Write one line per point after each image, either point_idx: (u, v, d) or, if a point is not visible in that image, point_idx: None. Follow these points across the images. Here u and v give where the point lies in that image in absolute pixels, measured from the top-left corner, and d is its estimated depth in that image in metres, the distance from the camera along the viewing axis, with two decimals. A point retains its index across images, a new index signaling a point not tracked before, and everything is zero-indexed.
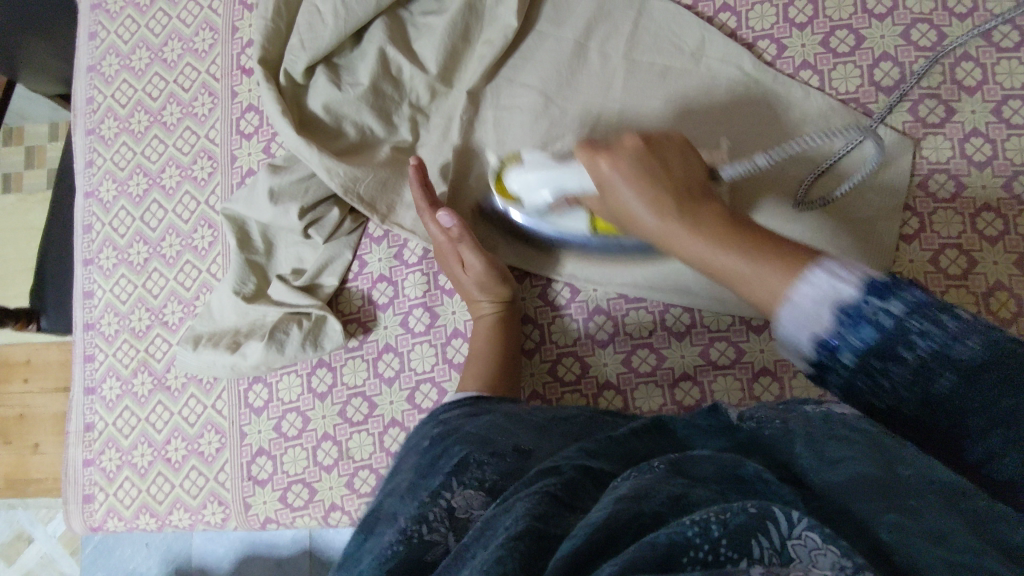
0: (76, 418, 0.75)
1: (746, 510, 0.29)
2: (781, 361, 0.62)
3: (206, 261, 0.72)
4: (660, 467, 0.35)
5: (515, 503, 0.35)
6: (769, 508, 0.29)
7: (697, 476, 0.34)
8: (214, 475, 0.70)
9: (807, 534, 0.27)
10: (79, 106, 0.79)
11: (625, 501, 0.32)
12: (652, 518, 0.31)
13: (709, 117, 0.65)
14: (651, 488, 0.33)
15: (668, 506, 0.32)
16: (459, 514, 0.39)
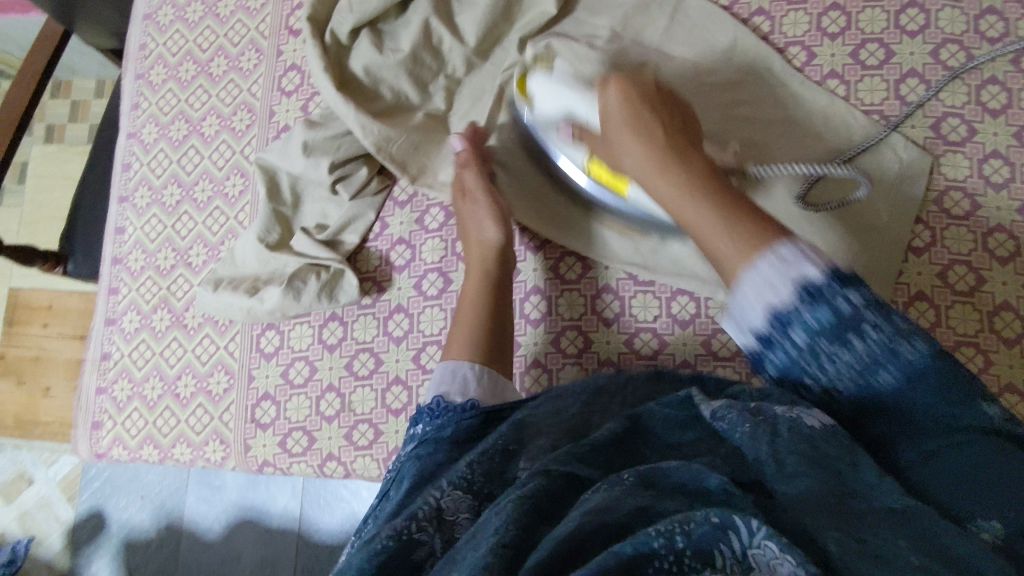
0: (95, 347, 0.77)
1: (709, 520, 0.31)
2: None
3: (234, 209, 0.75)
4: (629, 478, 0.37)
5: (500, 505, 0.38)
6: (730, 518, 0.31)
7: (665, 490, 0.36)
8: (219, 414, 0.72)
9: (764, 544, 0.30)
10: (132, 51, 0.83)
11: (591, 514, 0.34)
12: (617, 526, 0.33)
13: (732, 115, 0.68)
14: (619, 501, 0.35)
15: (634, 516, 0.34)
16: (447, 516, 0.41)
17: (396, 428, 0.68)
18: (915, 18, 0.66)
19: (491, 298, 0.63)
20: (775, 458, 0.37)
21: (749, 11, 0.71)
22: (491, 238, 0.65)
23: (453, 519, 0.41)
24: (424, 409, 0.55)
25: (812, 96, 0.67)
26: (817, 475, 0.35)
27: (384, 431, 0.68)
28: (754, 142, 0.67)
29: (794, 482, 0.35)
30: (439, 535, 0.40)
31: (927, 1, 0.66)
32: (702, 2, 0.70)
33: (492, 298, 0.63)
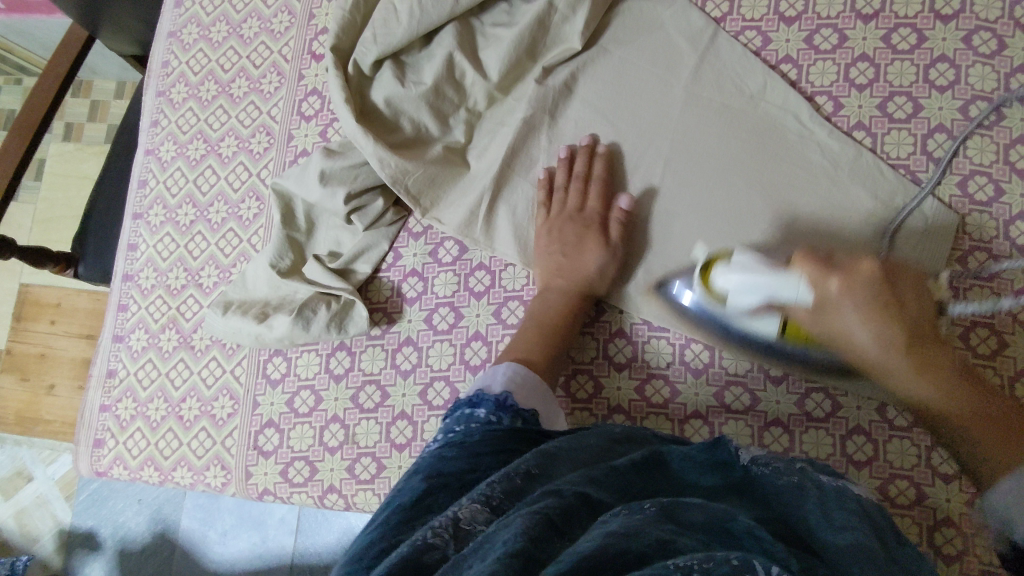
0: (101, 363, 0.77)
1: (730, 561, 0.32)
2: (795, 415, 0.63)
3: (248, 232, 0.75)
4: (651, 509, 0.38)
5: (516, 519, 0.36)
6: (751, 563, 0.32)
7: (686, 525, 0.37)
8: (221, 439, 0.71)
9: None
10: (154, 68, 0.83)
11: (613, 536, 0.34)
12: (636, 555, 0.33)
13: (760, 159, 0.66)
14: (640, 530, 0.35)
15: (654, 547, 0.34)
16: (463, 524, 0.38)
17: (399, 464, 0.67)
18: (945, 73, 0.65)
19: (556, 319, 0.65)
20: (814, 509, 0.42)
21: (776, 57, 0.70)
22: (586, 267, 0.66)
23: (469, 529, 0.38)
24: (487, 397, 0.54)
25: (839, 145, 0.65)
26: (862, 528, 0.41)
27: (387, 466, 0.67)
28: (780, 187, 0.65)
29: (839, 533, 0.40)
30: (454, 541, 0.37)
31: (958, 56, 0.65)
32: (731, 44, 0.69)
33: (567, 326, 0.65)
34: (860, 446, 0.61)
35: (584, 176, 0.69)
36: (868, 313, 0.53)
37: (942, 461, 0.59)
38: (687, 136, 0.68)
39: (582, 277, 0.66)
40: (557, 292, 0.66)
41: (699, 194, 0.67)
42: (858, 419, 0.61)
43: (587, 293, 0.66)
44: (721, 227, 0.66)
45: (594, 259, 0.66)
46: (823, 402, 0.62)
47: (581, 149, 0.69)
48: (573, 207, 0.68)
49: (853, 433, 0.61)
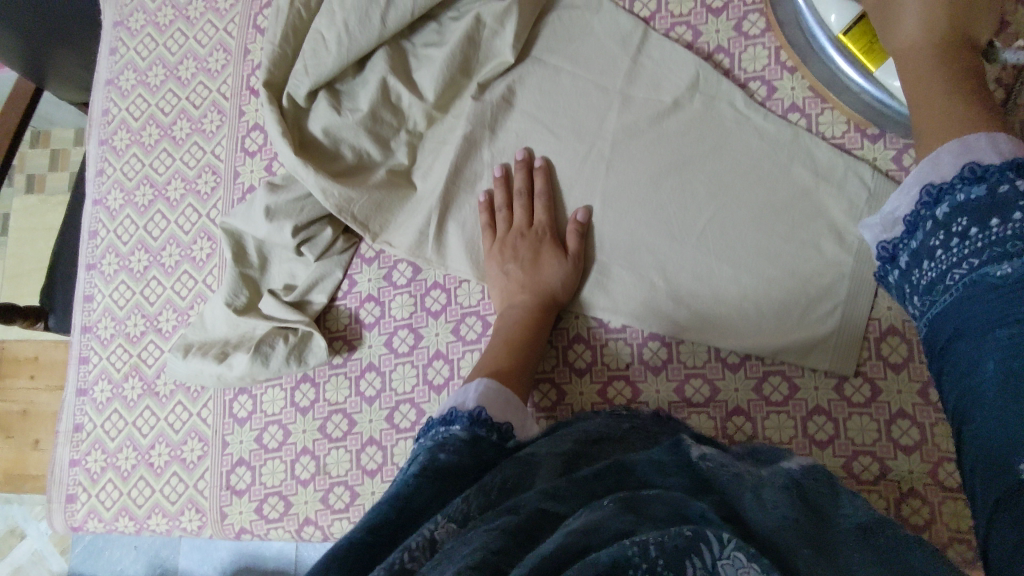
0: (67, 418, 0.76)
1: (682, 534, 0.31)
2: (755, 401, 0.63)
3: (202, 272, 0.75)
4: (610, 503, 0.36)
5: (474, 538, 0.36)
6: (704, 531, 0.31)
7: (647, 514, 0.35)
8: (193, 482, 0.71)
9: (734, 555, 0.30)
10: (96, 117, 0.83)
11: (574, 534, 0.33)
12: (596, 553, 0.32)
13: (698, 151, 0.67)
14: (602, 524, 0.34)
15: (615, 540, 0.33)
16: (440, 538, 0.38)
17: (372, 490, 0.67)
18: None
19: (522, 330, 0.64)
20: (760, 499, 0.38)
21: (707, 51, 0.71)
22: (547, 280, 0.66)
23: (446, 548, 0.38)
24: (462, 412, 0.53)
25: (775, 132, 0.66)
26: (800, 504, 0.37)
27: (361, 493, 0.67)
28: (720, 177, 0.66)
29: (770, 515, 0.37)
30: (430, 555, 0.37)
31: None
32: (662, 40, 0.70)
33: (535, 339, 0.64)
34: (821, 426, 0.62)
35: (526, 192, 0.69)
36: (931, 4, 0.51)
37: (901, 433, 0.60)
38: (625, 137, 0.69)
39: (544, 290, 0.66)
40: (522, 305, 0.65)
41: (643, 191, 0.68)
42: (818, 400, 0.62)
43: (552, 303, 0.66)
44: (667, 222, 0.67)
45: (552, 272, 0.66)
46: (781, 385, 0.63)
47: (520, 166, 0.70)
48: (519, 224, 0.69)
49: (814, 413, 0.62)
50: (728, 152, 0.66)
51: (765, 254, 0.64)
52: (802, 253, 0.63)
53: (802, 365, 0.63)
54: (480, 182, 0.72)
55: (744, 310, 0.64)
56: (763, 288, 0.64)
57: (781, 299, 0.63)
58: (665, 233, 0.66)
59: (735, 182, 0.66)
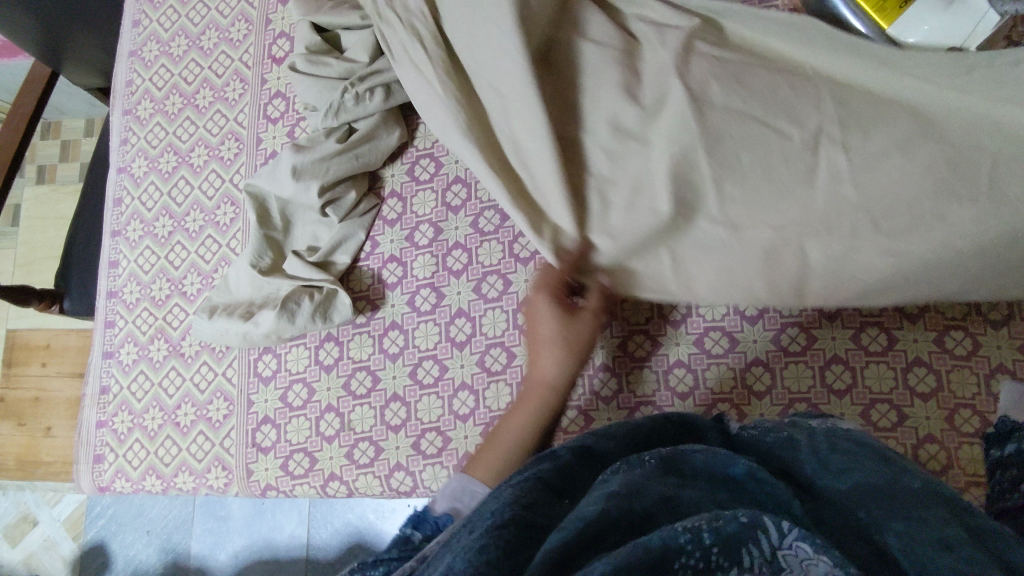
0: (94, 381, 0.78)
1: (739, 519, 0.31)
2: (773, 351, 0.64)
3: (226, 236, 0.76)
4: (651, 461, 0.39)
5: (507, 490, 0.38)
6: (761, 518, 0.31)
7: (689, 474, 0.38)
8: (220, 441, 0.72)
9: (797, 544, 0.30)
10: (119, 88, 0.84)
11: (617, 498, 0.34)
12: (642, 517, 0.34)
13: (814, 94, 0.58)
14: (641, 487, 0.36)
15: (658, 504, 0.35)
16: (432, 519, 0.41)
17: (396, 445, 0.68)
18: None
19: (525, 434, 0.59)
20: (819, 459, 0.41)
21: None
22: (546, 375, 0.61)
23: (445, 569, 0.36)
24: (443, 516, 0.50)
25: (909, 66, 0.56)
26: (872, 472, 0.39)
27: (385, 448, 0.68)
28: (847, 117, 0.56)
29: (842, 478, 0.39)
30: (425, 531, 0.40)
31: None
32: None
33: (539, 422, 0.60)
34: (838, 375, 0.63)
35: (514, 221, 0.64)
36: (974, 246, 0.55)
37: (917, 380, 0.61)
38: (725, 86, 0.59)
39: (541, 396, 0.61)
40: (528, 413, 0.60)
41: (753, 137, 0.58)
42: (834, 349, 0.63)
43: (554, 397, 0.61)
44: (783, 174, 0.57)
45: (550, 367, 0.61)
46: (799, 337, 0.64)
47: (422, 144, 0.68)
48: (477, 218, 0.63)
49: (831, 363, 0.63)
50: (847, 93, 0.57)
51: (893, 196, 0.54)
52: (945, 185, 0.53)
53: (819, 316, 0.64)
54: (536, 121, 0.62)
55: (862, 274, 0.56)
56: (891, 236, 0.55)
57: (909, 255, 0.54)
58: (784, 178, 0.57)
59: (869, 125, 0.56)
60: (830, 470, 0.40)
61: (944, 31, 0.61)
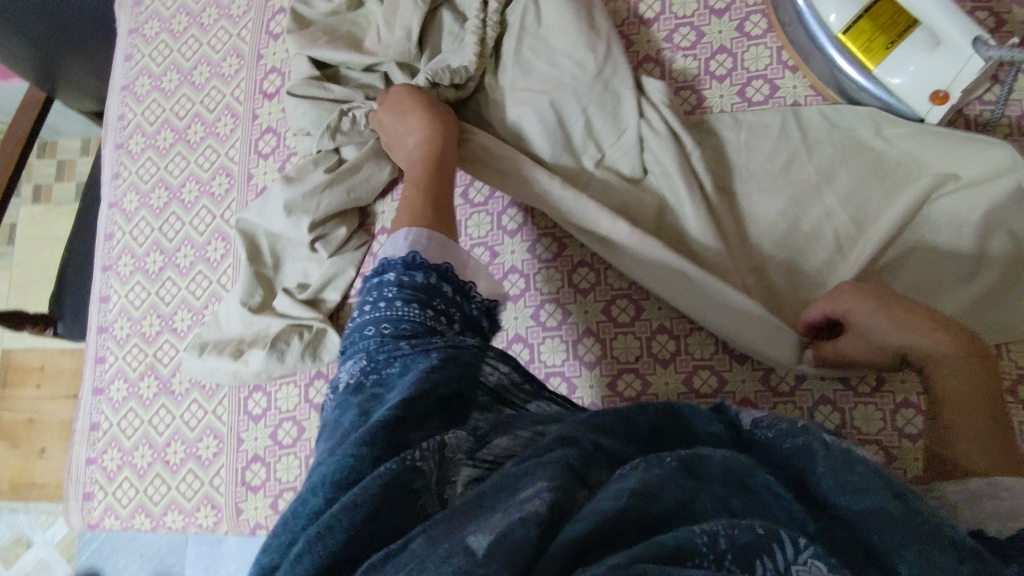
0: (84, 417, 0.77)
1: (753, 529, 0.31)
2: (762, 392, 0.64)
3: (217, 272, 0.76)
4: (670, 462, 0.36)
5: (537, 470, 0.34)
6: (776, 530, 0.31)
7: (709, 477, 0.36)
8: (209, 479, 0.72)
9: (811, 562, 0.30)
10: (112, 122, 0.85)
11: (635, 497, 0.33)
12: (658, 520, 0.33)
13: (814, 175, 0.65)
14: (660, 487, 0.34)
15: (674, 511, 0.34)
16: (449, 443, 0.37)
17: None
18: None
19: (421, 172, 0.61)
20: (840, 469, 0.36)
21: (711, 50, 0.72)
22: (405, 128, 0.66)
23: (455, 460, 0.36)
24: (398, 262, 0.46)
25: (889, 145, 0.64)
26: (884, 488, 0.35)
27: None
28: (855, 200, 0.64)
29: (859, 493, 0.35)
30: (440, 469, 0.35)
31: None
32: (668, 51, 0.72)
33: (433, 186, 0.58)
34: (827, 416, 0.62)
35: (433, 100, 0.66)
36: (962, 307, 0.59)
37: (906, 421, 0.60)
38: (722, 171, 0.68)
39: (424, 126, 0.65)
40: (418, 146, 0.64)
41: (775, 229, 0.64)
42: (823, 390, 0.62)
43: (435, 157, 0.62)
44: (808, 253, 0.64)
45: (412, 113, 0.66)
46: (788, 376, 0.63)
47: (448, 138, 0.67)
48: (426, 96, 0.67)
49: (820, 403, 0.62)
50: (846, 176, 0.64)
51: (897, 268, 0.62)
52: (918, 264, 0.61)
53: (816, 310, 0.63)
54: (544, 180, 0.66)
55: None
56: None
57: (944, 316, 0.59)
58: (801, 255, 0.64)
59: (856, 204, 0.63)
60: (843, 480, 0.36)
61: (933, 73, 0.61)
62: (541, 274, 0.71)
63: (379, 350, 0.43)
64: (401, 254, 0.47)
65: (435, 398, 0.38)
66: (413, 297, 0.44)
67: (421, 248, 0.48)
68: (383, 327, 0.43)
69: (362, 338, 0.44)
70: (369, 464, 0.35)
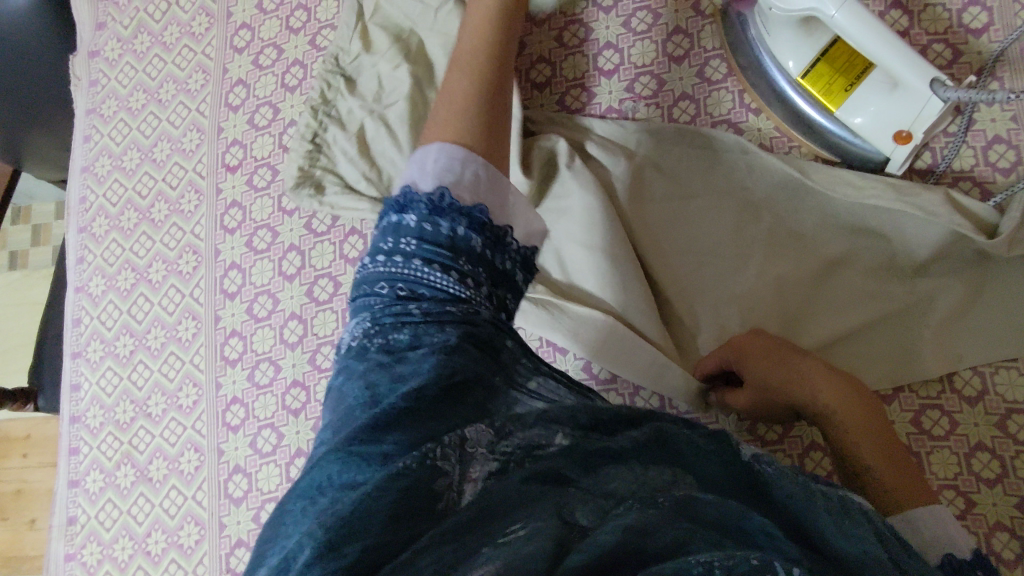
0: (60, 511, 0.75)
1: (750, 559, 0.30)
2: (751, 442, 0.62)
3: (189, 352, 0.74)
4: (666, 502, 0.34)
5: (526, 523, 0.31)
6: (772, 563, 0.30)
7: (699, 518, 0.34)
8: (192, 568, 0.69)
9: None
10: (74, 206, 0.83)
11: (632, 533, 0.31)
12: (656, 557, 0.30)
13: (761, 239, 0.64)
14: (659, 526, 0.32)
15: (671, 549, 0.31)
16: (469, 438, 0.35)
17: None
18: None
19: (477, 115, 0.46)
20: (834, 520, 0.38)
21: (673, 97, 0.72)
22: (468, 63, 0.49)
23: (473, 451, 0.35)
24: (417, 196, 0.42)
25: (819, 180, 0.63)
26: (872, 539, 0.37)
27: None
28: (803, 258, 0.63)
29: (855, 541, 0.37)
30: (461, 466, 0.34)
31: None
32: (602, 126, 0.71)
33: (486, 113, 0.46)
34: (818, 461, 0.60)
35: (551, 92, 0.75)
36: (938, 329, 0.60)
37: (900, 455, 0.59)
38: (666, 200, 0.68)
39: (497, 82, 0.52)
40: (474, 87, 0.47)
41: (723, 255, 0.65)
42: (812, 436, 0.61)
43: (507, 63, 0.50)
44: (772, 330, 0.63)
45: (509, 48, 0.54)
46: (775, 425, 0.62)
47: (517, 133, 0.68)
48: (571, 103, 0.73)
49: (810, 449, 0.61)
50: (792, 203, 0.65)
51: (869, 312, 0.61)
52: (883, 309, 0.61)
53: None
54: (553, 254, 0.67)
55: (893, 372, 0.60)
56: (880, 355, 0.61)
57: (918, 355, 0.60)
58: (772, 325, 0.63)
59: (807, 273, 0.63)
60: (843, 527, 0.37)
61: (894, 112, 0.61)
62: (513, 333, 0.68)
63: (387, 313, 0.40)
64: (429, 188, 0.42)
65: (453, 387, 0.37)
66: (434, 258, 0.40)
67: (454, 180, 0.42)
68: (397, 287, 0.41)
69: (371, 292, 0.41)
70: (380, 459, 0.33)
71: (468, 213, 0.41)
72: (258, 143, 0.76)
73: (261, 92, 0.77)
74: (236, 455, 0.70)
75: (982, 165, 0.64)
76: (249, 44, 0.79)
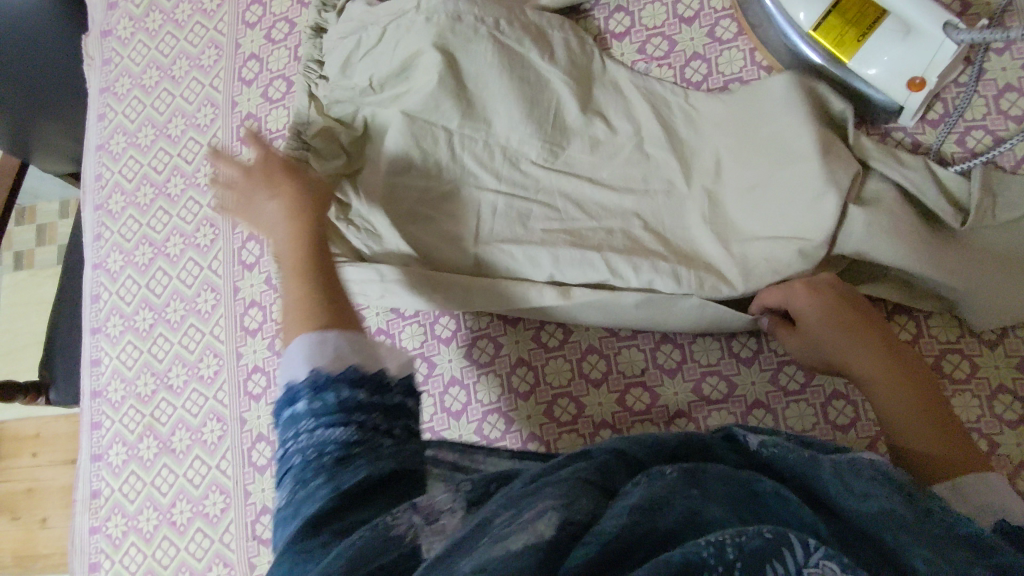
0: (84, 485, 0.76)
1: (762, 535, 0.31)
2: (773, 393, 0.62)
3: (209, 324, 0.75)
4: (673, 472, 0.37)
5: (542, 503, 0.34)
6: (785, 534, 0.32)
7: (712, 491, 0.36)
8: (218, 536, 0.69)
9: (825, 563, 0.30)
10: (89, 183, 0.84)
11: (642, 512, 0.34)
12: (666, 532, 0.33)
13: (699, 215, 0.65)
14: (668, 498, 0.35)
15: (681, 523, 0.34)
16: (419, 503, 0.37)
17: None
18: None
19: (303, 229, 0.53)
20: (839, 478, 0.38)
21: (685, 57, 0.72)
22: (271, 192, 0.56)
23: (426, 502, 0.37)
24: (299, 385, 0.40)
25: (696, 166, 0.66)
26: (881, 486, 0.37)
27: None
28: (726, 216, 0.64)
29: (863, 497, 0.37)
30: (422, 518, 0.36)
31: None
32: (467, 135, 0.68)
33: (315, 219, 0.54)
34: (841, 410, 0.60)
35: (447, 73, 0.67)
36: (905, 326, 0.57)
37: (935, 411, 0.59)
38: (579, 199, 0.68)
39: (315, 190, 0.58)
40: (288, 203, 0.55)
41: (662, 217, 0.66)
42: (834, 385, 0.61)
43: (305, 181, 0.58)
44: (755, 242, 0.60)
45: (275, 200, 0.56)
46: (796, 374, 0.62)
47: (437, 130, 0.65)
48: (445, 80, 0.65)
49: (832, 398, 0.60)
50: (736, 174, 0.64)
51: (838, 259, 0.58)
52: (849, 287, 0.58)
53: None
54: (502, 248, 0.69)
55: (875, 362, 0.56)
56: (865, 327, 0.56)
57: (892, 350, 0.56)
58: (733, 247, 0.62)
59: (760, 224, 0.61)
60: (850, 485, 0.38)
61: (908, 60, 0.61)
62: (470, 313, 0.69)
63: (304, 470, 0.39)
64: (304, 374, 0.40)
65: (379, 480, 0.38)
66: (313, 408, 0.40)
67: (325, 360, 0.41)
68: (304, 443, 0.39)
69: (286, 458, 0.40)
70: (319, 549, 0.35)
71: (347, 378, 0.41)
72: (273, 115, 0.77)
73: (274, 66, 0.78)
74: (258, 424, 0.70)
75: (993, 113, 0.64)
76: (261, 19, 0.80)
